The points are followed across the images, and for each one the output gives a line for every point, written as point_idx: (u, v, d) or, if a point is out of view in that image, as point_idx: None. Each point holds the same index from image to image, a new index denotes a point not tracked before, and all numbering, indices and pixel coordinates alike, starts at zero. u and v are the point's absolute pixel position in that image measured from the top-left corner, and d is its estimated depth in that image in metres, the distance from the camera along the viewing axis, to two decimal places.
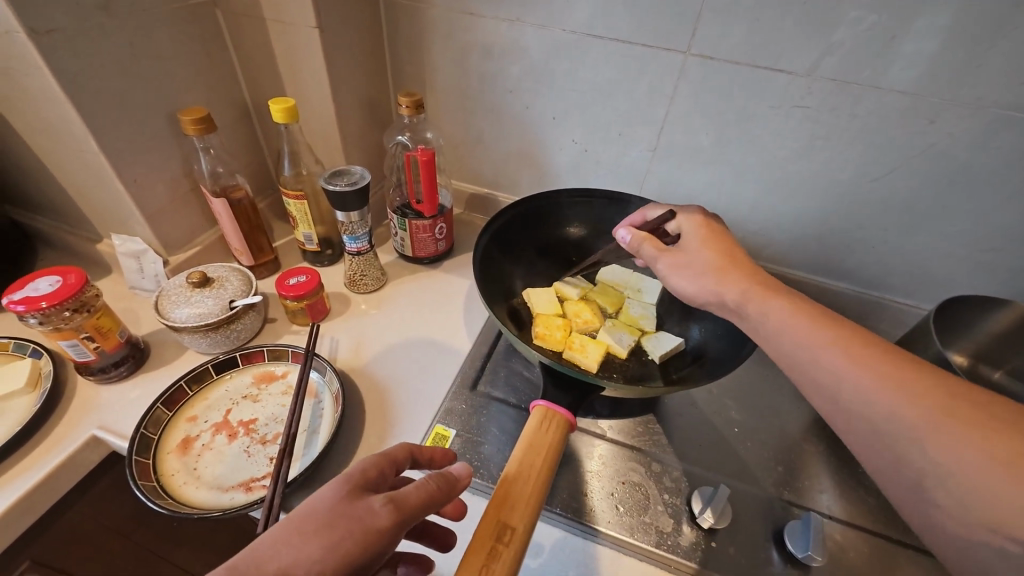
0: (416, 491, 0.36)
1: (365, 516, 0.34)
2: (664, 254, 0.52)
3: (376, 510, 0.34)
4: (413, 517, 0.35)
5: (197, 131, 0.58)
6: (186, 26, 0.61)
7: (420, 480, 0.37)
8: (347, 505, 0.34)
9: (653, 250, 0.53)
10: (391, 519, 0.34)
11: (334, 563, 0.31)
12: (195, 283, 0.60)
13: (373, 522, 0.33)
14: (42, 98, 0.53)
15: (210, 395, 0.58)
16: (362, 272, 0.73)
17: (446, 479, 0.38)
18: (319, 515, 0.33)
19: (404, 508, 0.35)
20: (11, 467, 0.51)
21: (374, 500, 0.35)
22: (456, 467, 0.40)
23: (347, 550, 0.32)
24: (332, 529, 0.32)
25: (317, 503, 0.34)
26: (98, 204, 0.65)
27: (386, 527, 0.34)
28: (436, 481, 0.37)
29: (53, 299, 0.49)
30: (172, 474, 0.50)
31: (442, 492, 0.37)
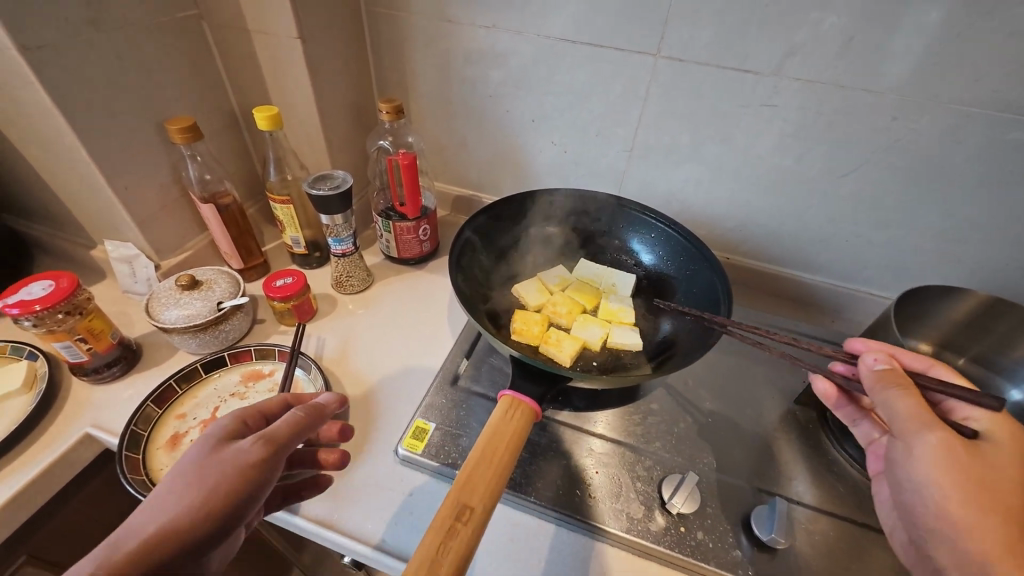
0: (284, 420, 0.40)
1: (235, 455, 0.37)
2: (935, 432, 0.40)
3: (246, 446, 0.37)
4: (287, 445, 0.39)
5: (185, 139, 0.61)
6: (172, 38, 0.63)
7: (286, 414, 0.41)
8: (215, 455, 0.37)
9: (915, 423, 0.41)
10: (263, 449, 0.38)
11: (217, 500, 0.35)
12: (184, 286, 0.62)
13: (246, 457, 0.37)
14: (36, 112, 0.55)
15: (199, 393, 0.60)
16: (348, 273, 0.75)
17: (313, 408, 0.42)
18: (187, 471, 0.36)
19: (273, 436, 0.39)
20: (9, 463, 0.53)
21: (243, 442, 0.38)
22: (325, 400, 0.44)
23: (219, 489, 0.35)
24: (202, 475, 0.35)
25: (185, 462, 0.36)
26: (92, 212, 0.67)
27: (259, 459, 0.37)
28: (301, 411, 0.41)
29: (46, 302, 0.51)
30: (161, 468, 0.52)
31: (311, 418, 0.42)
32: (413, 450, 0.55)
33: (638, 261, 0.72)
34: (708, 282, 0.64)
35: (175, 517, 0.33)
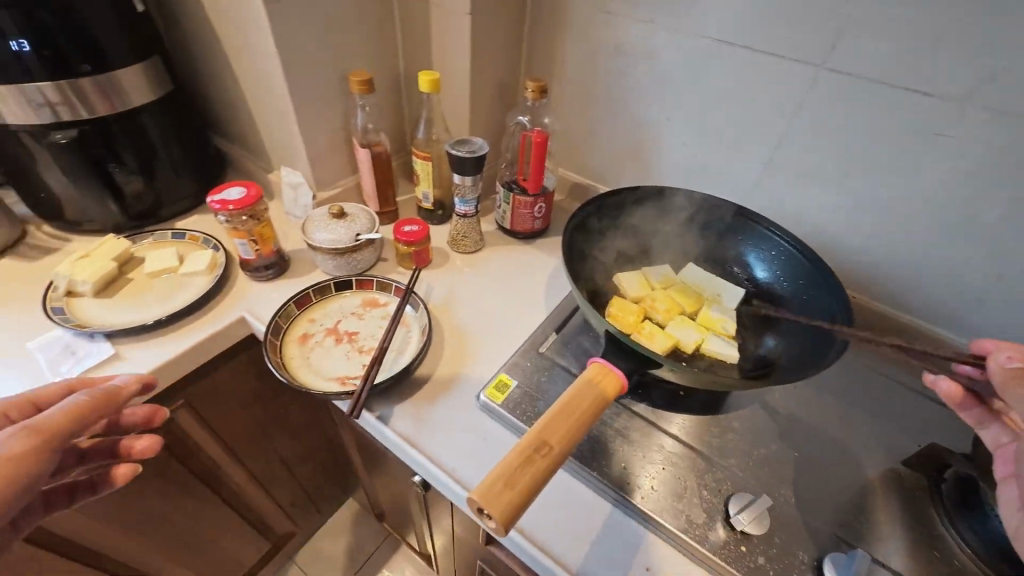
0: (57, 408, 0.42)
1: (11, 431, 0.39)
2: None
3: (24, 432, 0.39)
4: (63, 435, 0.41)
5: (361, 90, 0.71)
6: (368, 4, 0.74)
7: (65, 400, 0.42)
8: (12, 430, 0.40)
9: None
10: (37, 438, 0.40)
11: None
12: (334, 215, 0.73)
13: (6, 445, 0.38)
14: (261, 52, 0.68)
15: (328, 305, 0.70)
16: (464, 233, 0.82)
17: (100, 393, 0.44)
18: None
19: (75, 414, 0.42)
20: (189, 324, 0.67)
21: (9, 427, 0.40)
22: (119, 383, 0.46)
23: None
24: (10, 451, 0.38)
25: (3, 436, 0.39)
26: (278, 142, 0.81)
27: (23, 451, 0.39)
28: (87, 395, 0.43)
29: (238, 204, 0.64)
30: (291, 357, 0.63)
31: (101, 402, 0.44)
32: (494, 399, 0.60)
33: (750, 275, 0.70)
34: (824, 310, 0.60)
35: None
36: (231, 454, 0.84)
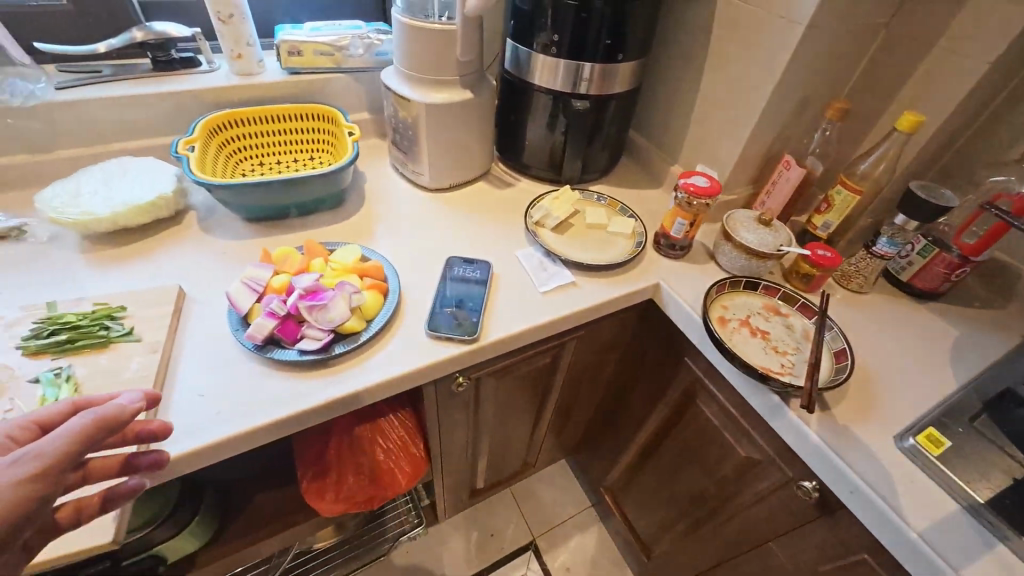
0: (52, 442, 0.35)
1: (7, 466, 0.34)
2: None
3: (31, 456, 0.35)
4: (68, 462, 0.36)
5: (836, 117, 0.75)
6: (867, 34, 0.75)
7: (65, 424, 0.36)
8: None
9: None
10: (32, 465, 0.35)
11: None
12: (762, 221, 0.79)
13: (9, 476, 0.34)
14: (758, 64, 0.75)
15: (736, 298, 0.77)
16: (860, 270, 0.80)
17: (103, 418, 0.37)
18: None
19: (51, 465, 0.35)
20: (618, 275, 0.80)
21: (6, 457, 0.35)
22: (124, 401, 0.40)
23: None
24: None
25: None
26: (706, 141, 0.89)
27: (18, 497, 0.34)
28: (87, 419, 0.37)
29: (705, 190, 0.75)
30: (718, 332, 0.71)
31: (96, 428, 0.37)
32: (927, 448, 0.59)
33: None
34: None
35: None
36: (563, 385, 0.99)
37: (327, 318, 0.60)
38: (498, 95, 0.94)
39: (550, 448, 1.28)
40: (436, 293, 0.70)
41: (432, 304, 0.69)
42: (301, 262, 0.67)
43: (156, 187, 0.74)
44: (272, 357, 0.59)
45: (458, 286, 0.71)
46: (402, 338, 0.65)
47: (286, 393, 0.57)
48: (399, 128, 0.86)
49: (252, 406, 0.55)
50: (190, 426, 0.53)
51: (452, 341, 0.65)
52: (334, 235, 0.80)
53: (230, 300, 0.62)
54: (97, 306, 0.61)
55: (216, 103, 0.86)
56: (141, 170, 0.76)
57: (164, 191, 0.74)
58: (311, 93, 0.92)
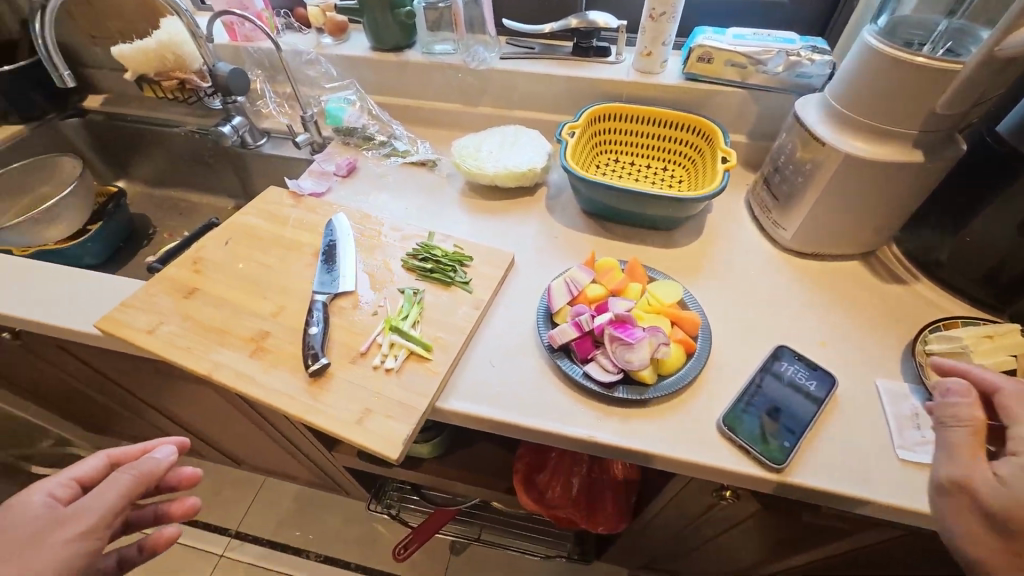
0: (101, 505, 0.48)
1: (59, 531, 0.46)
2: None
3: (89, 510, 0.47)
4: (111, 514, 0.48)
5: None
6: None
7: (115, 479, 0.49)
8: (25, 538, 0.45)
9: None
10: (88, 522, 0.47)
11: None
12: None
13: (70, 536, 0.46)
14: None
15: None
16: None
17: (143, 472, 0.50)
18: (31, 534, 0.46)
19: (103, 521, 0.47)
20: None
21: (62, 512, 0.47)
22: (159, 457, 0.52)
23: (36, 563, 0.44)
24: (51, 549, 0.45)
25: (19, 545, 0.45)
26: None
27: (94, 524, 0.47)
28: (132, 475, 0.50)
29: None
30: None
31: (138, 481, 0.50)
32: None
33: None
34: None
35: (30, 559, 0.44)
36: (829, 568, 0.74)
37: (624, 357, 0.55)
38: (956, 165, 0.65)
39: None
40: (747, 385, 0.56)
41: (738, 394, 0.56)
42: (620, 281, 0.64)
43: (530, 159, 0.81)
44: (559, 365, 0.58)
45: (780, 388, 0.56)
46: (687, 417, 0.55)
47: (555, 407, 0.56)
48: (784, 169, 0.71)
49: (523, 403, 0.57)
50: (474, 391, 0.58)
51: (747, 455, 0.51)
52: (655, 260, 0.74)
53: (548, 292, 0.64)
54: (454, 248, 0.72)
55: (608, 95, 0.88)
56: (525, 140, 0.85)
57: (534, 165, 0.80)
58: (699, 104, 0.85)
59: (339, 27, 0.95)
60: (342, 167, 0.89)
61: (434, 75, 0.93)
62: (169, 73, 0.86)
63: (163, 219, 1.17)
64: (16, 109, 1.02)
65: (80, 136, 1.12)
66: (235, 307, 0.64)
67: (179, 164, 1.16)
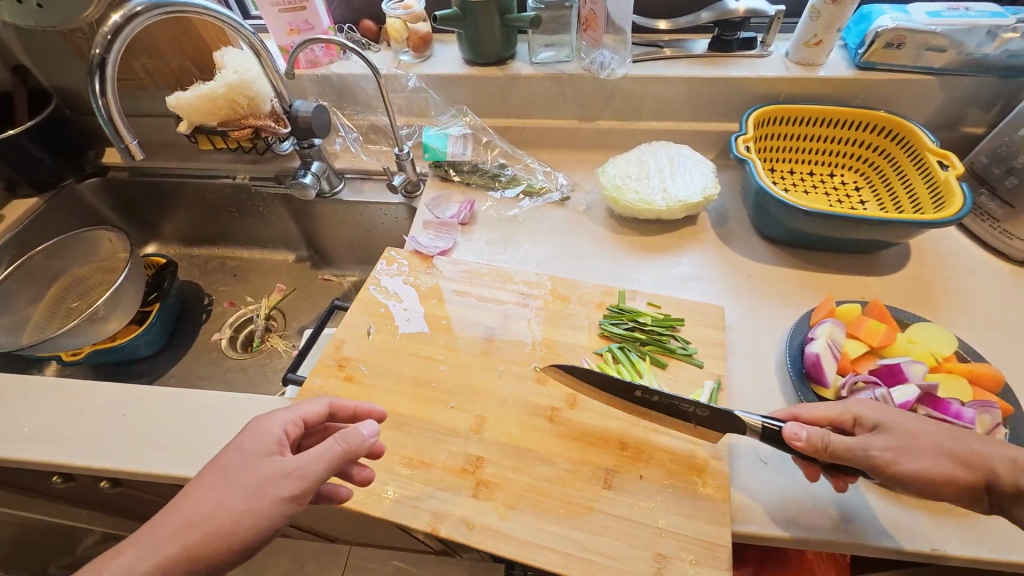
0: (324, 471, 0.39)
1: (271, 481, 0.38)
2: None
3: (298, 475, 0.38)
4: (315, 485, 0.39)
5: None
6: None
7: (323, 447, 0.40)
8: (252, 479, 0.38)
9: None
10: (299, 485, 0.38)
11: (233, 542, 0.36)
12: None
13: (282, 491, 0.38)
14: None
15: None
16: None
17: (348, 449, 0.40)
18: (241, 491, 0.37)
19: (305, 486, 0.39)
20: None
21: (277, 466, 0.38)
22: (362, 435, 0.41)
23: (235, 532, 0.36)
24: (165, 551, 0.35)
25: (236, 477, 0.38)
26: None
27: (299, 492, 0.38)
28: (340, 448, 0.40)
29: None
30: None
31: (347, 458, 0.40)
32: None
33: None
34: None
35: (236, 518, 0.36)
36: None
37: None
38: None
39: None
40: None
41: None
42: (887, 334, 0.53)
43: (701, 184, 0.69)
44: None
45: None
46: None
47: (874, 512, 0.46)
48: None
49: (833, 511, 0.46)
50: (765, 503, 0.47)
51: None
52: (875, 294, 0.63)
53: (809, 357, 0.53)
54: (655, 308, 0.60)
55: (762, 97, 0.76)
56: (685, 160, 0.72)
57: (711, 191, 0.68)
58: (876, 98, 0.73)
59: (425, 41, 0.78)
60: (464, 212, 0.74)
61: (549, 88, 0.78)
62: (240, 121, 0.70)
63: (216, 285, 0.99)
64: (26, 177, 0.83)
65: (101, 201, 0.93)
66: (425, 428, 0.51)
67: (224, 220, 0.97)
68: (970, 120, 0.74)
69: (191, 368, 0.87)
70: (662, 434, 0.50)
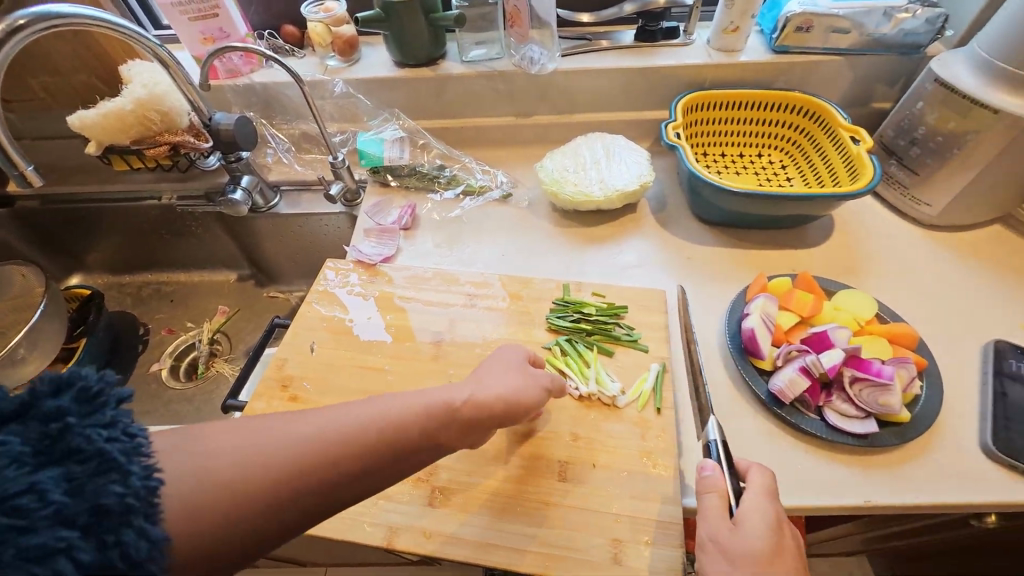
0: (535, 387, 0.44)
1: (494, 386, 0.42)
2: None
3: (474, 402, 0.40)
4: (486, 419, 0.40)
5: None
6: None
7: (499, 387, 0.42)
8: (442, 396, 0.39)
9: None
10: (474, 415, 0.40)
11: (400, 447, 0.36)
12: None
13: (458, 414, 0.39)
14: None
15: None
16: None
17: (536, 397, 0.44)
18: (432, 400, 0.38)
19: (523, 401, 0.43)
20: None
21: (462, 390, 0.40)
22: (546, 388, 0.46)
23: (419, 435, 0.37)
24: (375, 422, 0.35)
25: (476, 379, 0.43)
26: None
27: (475, 419, 0.40)
28: (525, 392, 0.43)
29: None
30: None
31: (520, 404, 0.43)
32: None
33: None
34: None
35: (419, 426, 0.37)
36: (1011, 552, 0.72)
37: (878, 401, 0.48)
38: None
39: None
40: (989, 397, 0.51)
41: (989, 411, 0.50)
42: (814, 304, 0.55)
43: (637, 173, 0.70)
44: (796, 423, 0.50)
45: None
46: (946, 450, 0.49)
47: (812, 474, 0.48)
48: (926, 140, 0.65)
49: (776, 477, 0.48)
50: None
51: None
52: (804, 266, 0.66)
53: (745, 333, 0.55)
54: (600, 298, 0.61)
55: (688, 84, 0.78)
56: (620, 149, 0.73)
57: (646, 178, 0.70)
58: (793, 80, 0.77)
59: (350, 45, 0.76)
60: (405, 216, 0.73)
61: (482, 85, 0.78)
62: (156, 138, 0.66)
63: (152, 313, 0.94)
64: None
65: (10, 233, 0.86)
66: None
67: (153, 244, 0.92)
68: (878, 96, 0.79)
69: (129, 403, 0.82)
70: (612, 421, 0.51)
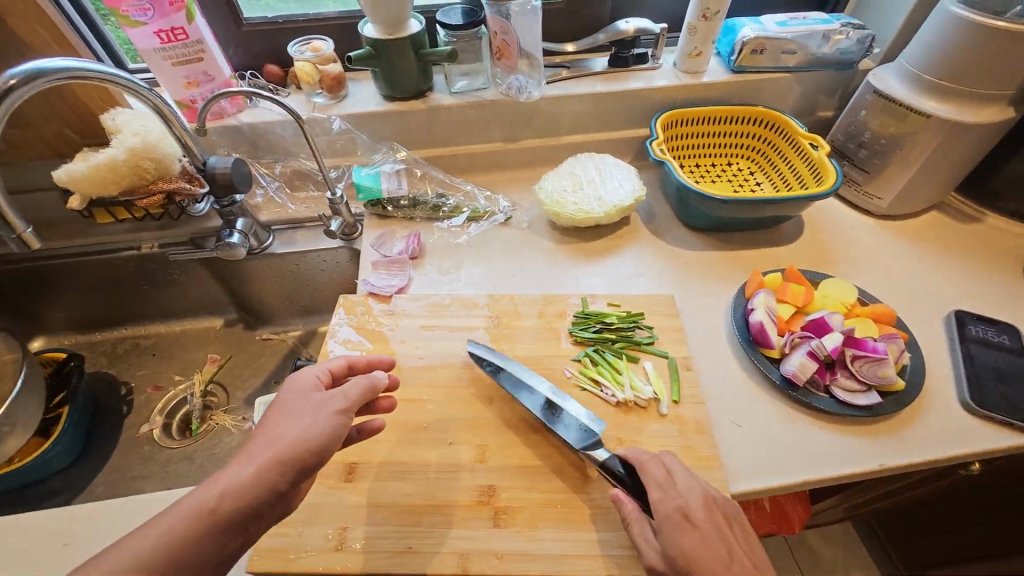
0: (315, 427, 0.41)
1: (268, 449, 0.40)
2: None
3: (291, 443, 0.40)
4: (314, 449, 0.41)
5: None
6: None
7: (316, 414, 0.42)
8: (262, 449, 0.40)
9: None
10: (298, 450, 0.40)
11: (242, 512, 0.38)
12: None
13: (283, 459, 0.39)
14: None
15: None
16: None
17: (367, 388, 0.46)
18: (250, 461, 0.39)
19: (306, 447, 0.40)
20: None
21: (274, 435, 0.41)
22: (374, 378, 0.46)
23: (247, 503, 0.38)
24: (197, 509, 0.36)
25: (252, 446, 0.40)
26: None
27: (301, 458, 0.40)
28: (345, 401, 0.44)
29: None
30: None
31: (345, 414, 0.43)
32: None
33: None
34: None
35: (246, 494, 0.38)
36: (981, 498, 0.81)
37: (877, 374, 0.54)
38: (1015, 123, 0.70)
39: (858, 540, 1.11)
40: (961, 360, 0.59)
41: (962, 372, 0.58)
42: (807, 293, 0.62)
43: (631, 189, 0.76)
44: (810, 401, 0.55)
45: (988, 353, 0.59)
46: (936, 411, 0.56)
47: (831, 446, 0.53)
48: (872, 144, 0.75)
49: (803, 454, 0.53)
50: (748, 461, 0.53)
51: (1007, 426, 0.54)
52: (786, 262, 0.73)
53: (753, 325, 0.60)
54: (616, 307, 0.64)
55: (661, 104, 0.85)
56: (610, 168, 0.78)
57: (639, 192, 0.75)
58: (751, 95, 0.86)
59: (338, 81, 0.77)
60: (413, 246, 0.74)
61: (472, 115, 0.81)
62: (148, 187, 0.64)
63: (132, 370, 0.87)
64: None
65: None
66: (430, 471, 0.50)
67: (129, 296, 0.86)
68: (822, 106, 0.89)
69: (121, 470, 0.76)
70: (649, 422, 0.54)
